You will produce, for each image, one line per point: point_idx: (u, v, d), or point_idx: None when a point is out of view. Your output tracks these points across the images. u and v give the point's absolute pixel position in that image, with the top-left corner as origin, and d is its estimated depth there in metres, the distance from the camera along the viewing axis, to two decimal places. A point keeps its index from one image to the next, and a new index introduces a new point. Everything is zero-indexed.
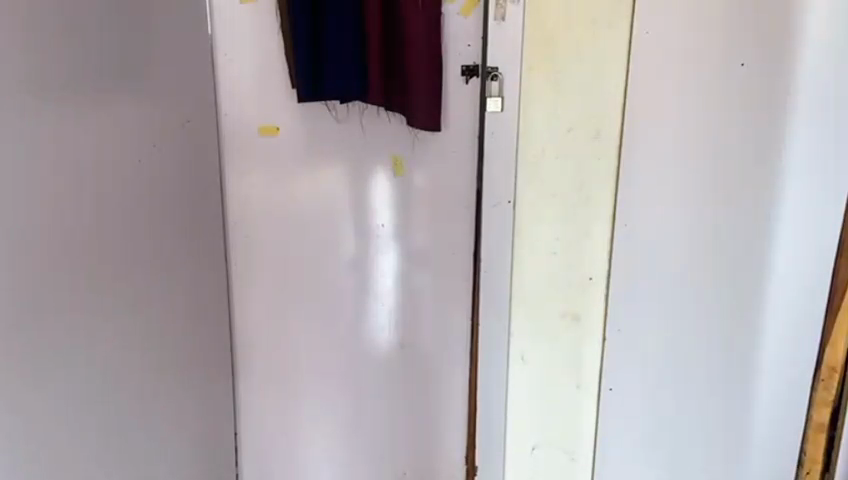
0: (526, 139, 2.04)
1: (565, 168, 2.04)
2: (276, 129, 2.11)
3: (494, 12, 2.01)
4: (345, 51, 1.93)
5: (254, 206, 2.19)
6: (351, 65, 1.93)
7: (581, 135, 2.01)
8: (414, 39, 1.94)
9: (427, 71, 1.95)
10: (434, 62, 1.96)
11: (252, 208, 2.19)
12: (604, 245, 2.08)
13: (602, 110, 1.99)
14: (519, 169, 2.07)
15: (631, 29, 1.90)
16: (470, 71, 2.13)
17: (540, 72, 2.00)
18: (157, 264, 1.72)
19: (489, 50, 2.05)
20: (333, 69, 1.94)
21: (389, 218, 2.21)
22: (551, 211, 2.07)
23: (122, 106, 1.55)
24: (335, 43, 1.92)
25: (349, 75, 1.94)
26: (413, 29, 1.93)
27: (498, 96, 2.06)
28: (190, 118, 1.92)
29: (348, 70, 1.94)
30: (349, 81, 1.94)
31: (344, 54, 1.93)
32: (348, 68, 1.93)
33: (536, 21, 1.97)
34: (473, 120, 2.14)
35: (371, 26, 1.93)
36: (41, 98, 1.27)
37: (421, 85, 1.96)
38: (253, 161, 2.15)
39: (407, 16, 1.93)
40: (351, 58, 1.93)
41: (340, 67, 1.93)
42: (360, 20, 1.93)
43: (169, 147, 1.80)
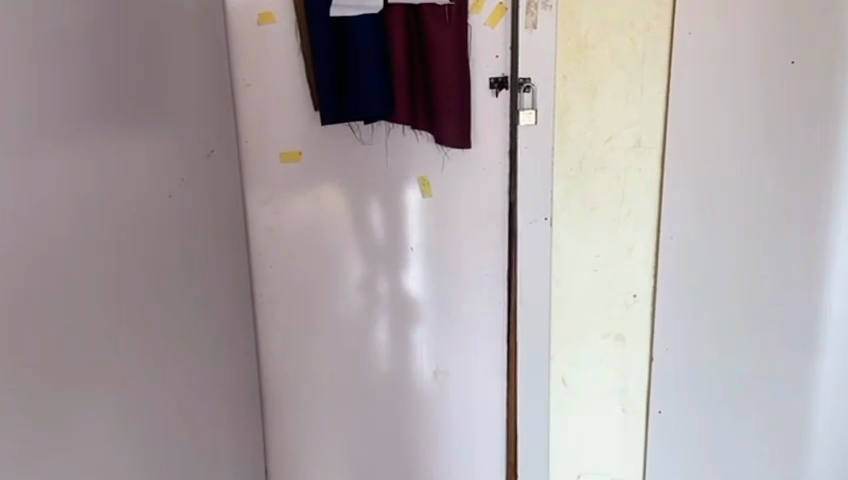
0: (563, 151, 1.92)
1: (606, 179, 1.92)
2: (299, 154, 2.04)
3: (525, 20, 1.85)
4: (368, 66, 1.84)
5: (277, 233, 2.12)
6: (376, 82, 1.85)
7: (621, 144, 1.89)
8: (441, 51, 1.84)
9: (457, 85, 1.87)
10: (463, 74, 1.88)
11: (275, 234, 2.11)
12: (648, 261, 1.95)
13: (643, 118, 1.87)
14: (557, 183, 1.94)
15: (672, 29, 1.78)
16: (499, 83, 1.94)
17: (573, 80, 1.87)
18: (182, 300, 1.67)
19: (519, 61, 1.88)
20: (357, 87, 1.85)
21: (418, 239, 2.11)
22: (593, 225, 1.95)
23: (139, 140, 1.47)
24: (357, 59, 1.84)
25: (374, 91, 1.85)
26: (439, 41, 1.84)
27: (530, 108, 1.90)
28: (214, 146, 1.87)
29: (372, 87, 1.85)
30: (374, 99, 1.85)
31: (368, 70, 1.84)
32: (374, 85, 1.85)
33: (568, 27, 1.84)
34: (505, 135, 1.98)
35: (396, 40, 1.86)
36: (72, 142, 1.18)
37: (449, 99, 1.87)
38: (277, 185, 2.07)
39: (434, 27, 1.84)
40: (376, 73, 1.85)
41: (364, 84, 1.85)
42: (385, 34, 1.85)
43: (191, 177, 1.74)
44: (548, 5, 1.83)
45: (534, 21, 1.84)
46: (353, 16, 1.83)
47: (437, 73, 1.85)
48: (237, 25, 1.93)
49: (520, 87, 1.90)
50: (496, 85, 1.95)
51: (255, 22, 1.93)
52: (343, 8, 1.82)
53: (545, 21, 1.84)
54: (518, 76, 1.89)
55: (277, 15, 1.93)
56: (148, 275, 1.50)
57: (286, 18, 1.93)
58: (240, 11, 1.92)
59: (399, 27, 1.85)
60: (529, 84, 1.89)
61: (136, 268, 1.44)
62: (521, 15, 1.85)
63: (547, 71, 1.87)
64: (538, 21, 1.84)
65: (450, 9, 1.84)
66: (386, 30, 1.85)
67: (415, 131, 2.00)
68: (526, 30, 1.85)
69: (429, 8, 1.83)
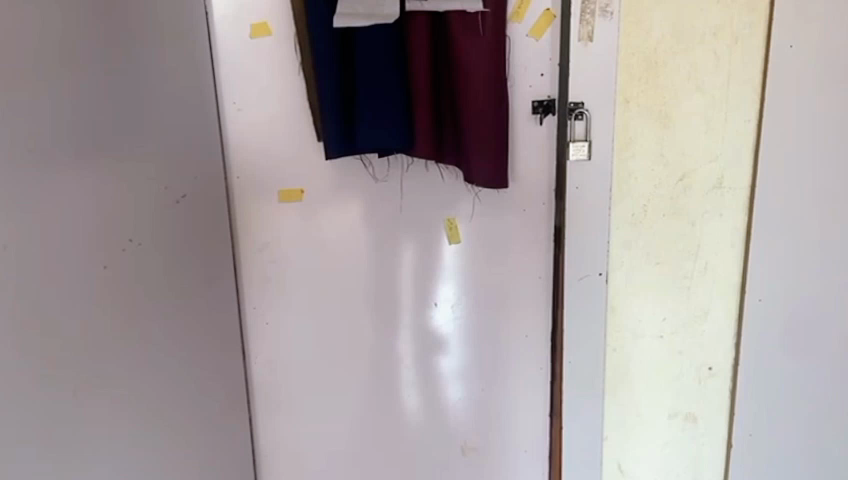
0: (625, 192, 1.53)
1: (679, 226, 1.54)
2: (300, 193, 1.71)
3: (579, 31, 1.47)
4: (383, 89, 1.50)
5: (273, 284, 1.79)
6: (391, 108, 1.51)
7: (698, 184, 1.51)
8: (472, 71, 1.49)
9: (492, 114, 1.51)
10: (499, 100, 1.52)
11: (275, 285, 1.79)
12: (728, 327, 1.58)
13: (727, 153, 1.49)
14: (615, 231, 1.55)
15: (767, 52, 1.42)
16: (543, 107, 1.58)
17: (638, 105, 1.49)
18: (140, 406, 1.24)
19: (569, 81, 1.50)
20: (365, 114, 1.51)
21: (444, 293, 1.76)
22: (659, 282, 1.57)
23: (96, 182, 1.12)
24: (369, 80, 1.50)
25: (389, 120, 1.51)
26: (471, 58, 1.48)
27: (586, 139, 1.50)
28: (183, 193, 1.45)
29: (386, 114, 1.51)
30: (389, 129, 1.52)
31: (382, 94, 1.50)
32: (389, 112, 1.51)
33: (633, 41, 1.46)
34: (550, 170, 1.63)
35: (417, 58, 1.53)
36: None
37: (481, 130, 1.51)
38: (276, 228, 1.74)
39: (463, 42, 1.48)
40: (391, 98, 1.51)
41: (376, 110, 1.51)
42: (403, 51, 1.51)
43: (148, 240, 1.29)
44: (607, 12, 1.44)
45: (588, 33, 1.46)
46: (358, 28, 1.48)
47: (466, 98, 1.50)
48: (226, 41, 1.60)
49: (571, 115, 1.51)
50: (539, 110, 1.58)
51: (245, 35, 1.60)
52: (347, 17, 1.46)
53: (603, 33, 1.46)
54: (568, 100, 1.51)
55: (274, 26, 1.60)
56: (70, 383, 1.04)
57: (284, 31, 1.60)
58: (229, 22, 1.59)
59: (421, 43, 1.52)
60: (583, 111, 1.50)
61: (35, 380, 0.96)
62: (569, 26, 1.49)
63: (604, 95, 1.48)
64: (594, 34, 1.46)
65: (485, 20, 1.48)
66: (404, 46, 1.52)
67: (441, 166, 1.65)
68: (578, 44, 1.48)
69: (458, 16, 1.47)
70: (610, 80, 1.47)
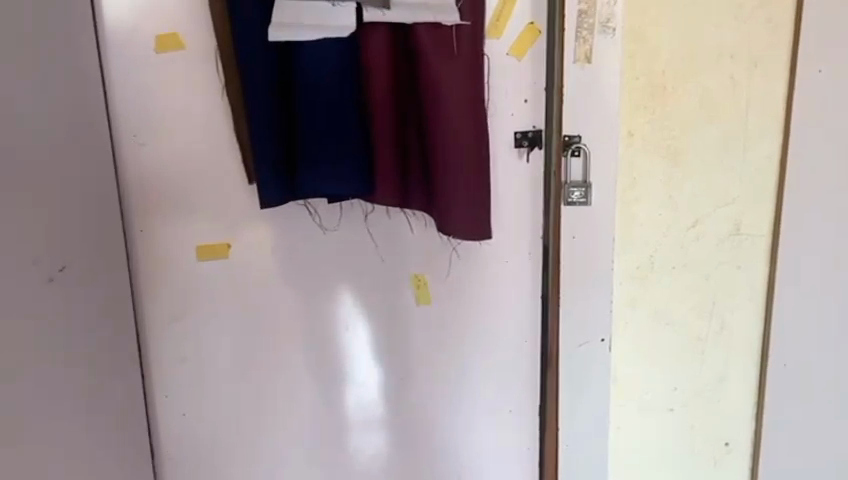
0: (629, 242, 1.29)
1: (690, 279, 1.30)
2: (226, 248, 1.35)
3: (574, 50, 1.23)
4: (333, 121, 1.18)
5: (192, 364, 1.41)
6: (344, 144, 1.19)
7: (711, 231, 1.28)
8: (445, 99, 1.20)
9: (470, 152, 1.24)
10: (479, 134, 1.24)
11: (190, 365, 1.41)
12: (748, 395, 1.35)
13: (745, 193, 1.26)
14: (619, 287, 1.30)
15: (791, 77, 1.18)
16: (528, 139, 1.33)
17: (644, 139, 1.24)
18: None
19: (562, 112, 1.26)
20: (311, 151, 1.19)
21: (407, 368, 1.44)
22: (668, 346, 1.32)
23: None
24: (314, 110, 1.17)
25: (343, 159, 1.20)
26: (444, 84, 1.19)
27: (585, 181, 1.27)
28: (64, 262, 1.06)
29: (337, 151, 1.19)
30: (342, 170, 1.20)
31: (331, 127, 1.18)
32: (342, 148, 1.19)
33: (637, 60, 1.21)
34: (540, 214, 1.35)
35: (375, 83, 1.22)
36: None
37: (457, 172, 1.23)
38: (195, 292, 1.37)
39: (435, 63, 1.19)
40: (344, 131, 1.19)
41: (326, 147, 1.19)
42: (357, 74, 1.20)
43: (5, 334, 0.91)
44: (607, 28, 1.20)
45: (583, 53, 1.22)
46: (299, 42, 1.15)
47: (438, 132, 1.21)
48: (124, 56, 1.24)
49: (566, 151, 1.27)
50: (524, 142, 1.33)
51: (151, 49, 1.24)
52: (284, 27, 1.13)
53: (601, 54, 1.21)
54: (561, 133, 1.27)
55: (186, 38, 1.24)
56: None
57: (200, 44, 1.24)
58: (128, 32, 1.23)
59: (380, 65, 1.22)
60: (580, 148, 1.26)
61: None
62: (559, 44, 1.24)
63: (603, 128, 1.24)
64: (591, 54, 1.22)
65: (461, 38, 1.20)
66: (358, 68, 1.20)
67: (406, 213, 1.35)
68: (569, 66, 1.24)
69: (425, 29, 1.18)
70: (610, 110, 1.24)
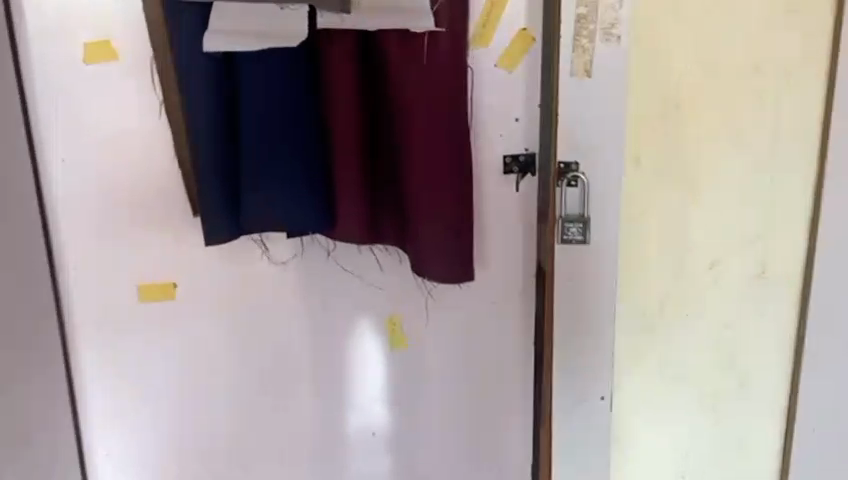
0: (635, 284, 1.11)
1: (706, 329, 1.12)
2: (169, 288, 1.17)
3: (572, 63, 1.02)
4: (287, 147, 1.01)
5: (132, 415, 1.24)
6: (301, 174, 1.02)
7: (731, 273, 1.10)
8: (420, 121, 1.03)
9: (450, 181, 1.06)
10: (462, 161, 1.07)
11: (129, 416, 1.23)
12: (770, 458, 1.18)
13: (773, 231, 1.08)
14: (620, 334, 1.13)
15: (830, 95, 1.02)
16: (519, 164, 1.15)
17: (654, 167, 1.06)
18: None
19: (559, 135, 1.05)
20: (261, 182, 1.02)
21: (381, 421, 1.27)
22: (677, 403, 1.15)
23: None
24: (264, 134, 1.00)
25: (299, 191, 1.03)
26: (419, 104, 1.02)
27: (583, 216, 1.07)
28: None
29: (292, 182, 1.02)
30: (298, 204, 1.03)
31: (285, 153, 1.01)
32: (298, 178, 1.02)
33: (646, 75, 1.02)
34: (533, 251, 1.19)
35: (340, 102, 1.03)
36: None
37: (433, 204, 1.06)
38: (134, 335, 1.20)
39: (408, 79, 1.02)
40: (301, 159, 1.02)
41: (279, 177, 1.02)
42: (318, 91, 1.03)
43: None
44: (612, 36, 1.00)
45: (582, 64, 1.02)
46: (240, 51, 0.98)
47: (412, 158, 1.05)
48: (47, 68, 1.07)
49: (561, 180, 1.06)
50: (514, 166, 1.15)
51: (78, 60, 1.07)
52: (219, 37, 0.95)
53: (602, 66, 1.02)
54: (556, 160, 1.06)
55: (119, 47, 1.07)
56: None
57: (136, 54, 1.07)
58: (52, 40, 1.06)
59: (346, 80, 1.02)
60: (579, 178, 1.06)
61: None
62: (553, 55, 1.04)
63: (604, 152, 1.04)
64: (591, 66, 1.02)
65: (440, 48, 1.02)
66: (319, 84, 1.03)
67: (375, 248, 1.17)
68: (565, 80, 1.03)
69: (396, 39, 1.01)
70: (613, 134, 1.04)
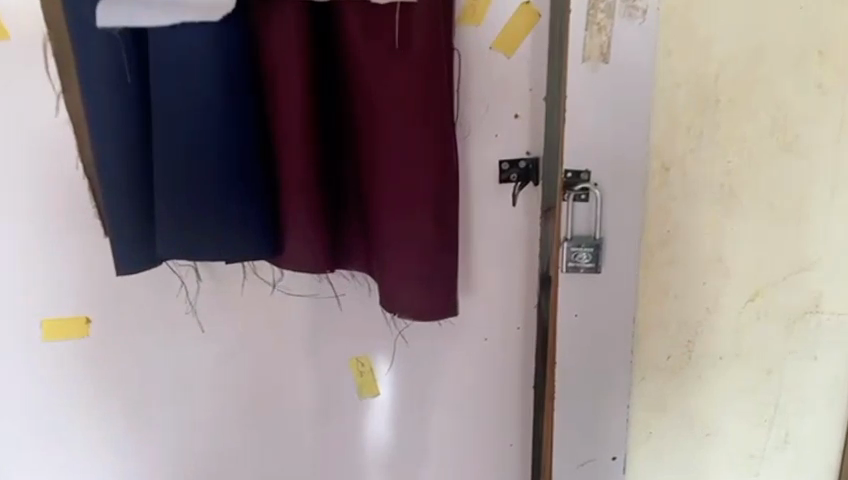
0: (657, 322, 0.89)
1: (746, 377, 0.90)
2: (83, 325, 0.95)
3: (586, 45, 0.81)
4: (210, 158, 0.79)
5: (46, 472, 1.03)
6: (228, 190, 0.80)
7: (780, 308, 0.88)
8: (383, 125, 0.81)
9: (422, 200, 0.83)
10: (437, 174, 0.83)
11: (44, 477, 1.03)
12: None
13: (832, 256, 0.86)
14: (637, 382, 0.92)
15: None
16: (519, 171, 0.94)
17: (685, 178, 0.85)
18: None
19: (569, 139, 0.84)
20: (176, 200, 0.80)
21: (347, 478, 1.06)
22: (703, 462, 0.94)
23: None
24: (179, 139, 0.78)
25: (225, 211, 0.81)
26: (383, 103, 0.81)
27: (597, 239, 0.85)
28: None
29: (216, 201, 0.80)
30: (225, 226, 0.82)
31: (206, 166, 0.79)
32: (225, 196, 0.80)
33: (680, 63, 0.81)
34: (533, 276, 0.97)
35: (283, 100, 0.81)
36: None
37: (396, 228, 0.83)
38: (43, 383, 0.98)
39: (372, 72, 0.80)
40: (228, 173, 0.80)
41: (198, 195, 0.80)
42: (259, 85, 0.81)
43: None
44: (638, 11, 0.79)
45: (597, 47, 0.80)
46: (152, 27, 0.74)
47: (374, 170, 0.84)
48: None
49: (569, 194, 0.84)
50: (511, 174, 0.94)
51: None
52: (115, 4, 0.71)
53: (623, 51, 0.80)
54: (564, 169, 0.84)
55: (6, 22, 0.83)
56: None
57: (29, 33, 0.84)
58: None
59: (293, 72, 0.80)
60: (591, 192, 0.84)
61: None
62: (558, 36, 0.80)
63: (621, 163, 0.84)
64: (609, 49, 0.81)
65: (411, 30, 0.79)
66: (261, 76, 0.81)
67: (334, 276, 0.95)
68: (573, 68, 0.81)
69: (356, 11, 0.79)
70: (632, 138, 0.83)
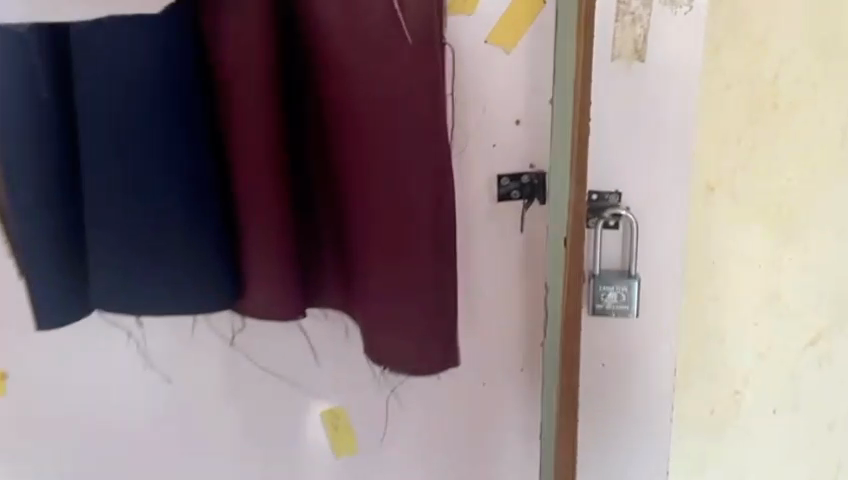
0: (698, 371, 0.75)
1: (804, 433, 0.77)
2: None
3: (616, 41, 0.66)
4: (144, 186, 0.61)
5: None
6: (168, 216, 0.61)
7: (843, 355, 0.74)
8: (370, 139, 0.62)
9: (419, 235, 0.65)
10: (441, 203, 0.64)
11: None
12: None
13: None
14: (677, 441, 0.77)
15: None
16: (522, 187, 0.81)
17: (734, 203, 0.71)
18: None
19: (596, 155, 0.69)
20: (108, 237, 0.63)
21: None
22: None
23: None
24: (108, 160, 0.61)
25: (164, 255, 0.62)
26: (367, 112, 0.62)
27: (630, 276, 0.70)
28: None
29: (155, 241, 0.62)
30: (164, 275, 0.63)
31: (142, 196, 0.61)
32: (164, 236, 0.62)
33: (728, 64, 0.67)
34: (540, 306, 0.85)
35: (237, 114, 0.61)
36: None
37: (387, 269, 0.65)
38: None
39: (351, 72, 0.61)
40: (166, 206, 0.61)
41: (133, 232, 0.62)
42: (206, 92, 0.61)
43: None
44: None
45: (631, 42, 0.66)
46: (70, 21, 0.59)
47: (358, 198, 0.65)
48: None
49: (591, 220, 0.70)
50: (513, 190, 0.81)
51: None
52: None
53: (663, 48, 0.66)
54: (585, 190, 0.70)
55: None
56: None
57: None
58: None
59: (249, 77, 0.60)
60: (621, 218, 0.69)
61: None
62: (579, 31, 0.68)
63: (660, 182, 0.69)
64: (645, 44, 0.66)
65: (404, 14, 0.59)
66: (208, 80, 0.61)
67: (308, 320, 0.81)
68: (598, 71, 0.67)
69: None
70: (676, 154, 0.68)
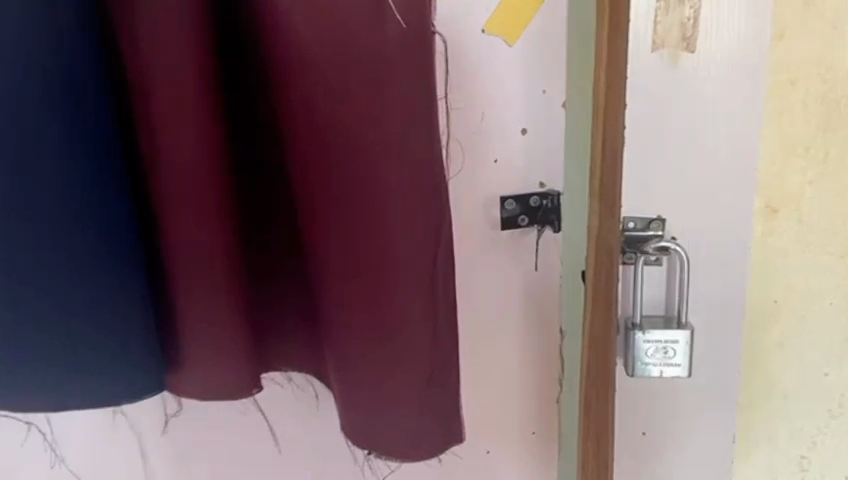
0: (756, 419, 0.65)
1: None
2: None
3: (664, 28, 0.55)
4: (31, 232, 0.40)
5: None
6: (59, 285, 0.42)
7: None
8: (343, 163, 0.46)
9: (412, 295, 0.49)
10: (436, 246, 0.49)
11: None
12: None
13: None
14: None
15: None
16: (530, 212, 0.66)
17: (801, 226, 0.60)
18: None
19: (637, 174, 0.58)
20: None
21: None
22: None
23: None
24: None
25: (72, 331, 0.43)
26: (341, 127, 0.45)
27: (680, 326, 0.57)
28: None
29: (51, 312, 0.42)
30: (67, 356, 0.44)
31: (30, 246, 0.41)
32: (68, 303, 0.42)
33: (794, 63, 0.56)
34: (556, 353, 0.71)
35: (160, 129, 0.41)
36: None
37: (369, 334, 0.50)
38: None
39: (321, 75, 0.44)
40: (72, 263, 0.41)
41: (18, 297, 0.42)
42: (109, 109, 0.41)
43: None
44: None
45: (678, 27, 0.55)
46: None
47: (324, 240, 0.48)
48: None
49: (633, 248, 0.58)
50: (519, 217, 0.66)
51: None
52: None
53: (715, 37, 0.55)
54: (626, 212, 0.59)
55: None
56: None
57: None
58: None
59: (183, 75, 0.40)
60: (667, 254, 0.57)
61: None
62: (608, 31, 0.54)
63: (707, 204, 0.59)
64: (695, 31, 0.55)
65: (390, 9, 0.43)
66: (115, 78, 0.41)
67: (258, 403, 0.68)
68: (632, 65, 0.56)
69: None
70: (727, 170, 0.58)
